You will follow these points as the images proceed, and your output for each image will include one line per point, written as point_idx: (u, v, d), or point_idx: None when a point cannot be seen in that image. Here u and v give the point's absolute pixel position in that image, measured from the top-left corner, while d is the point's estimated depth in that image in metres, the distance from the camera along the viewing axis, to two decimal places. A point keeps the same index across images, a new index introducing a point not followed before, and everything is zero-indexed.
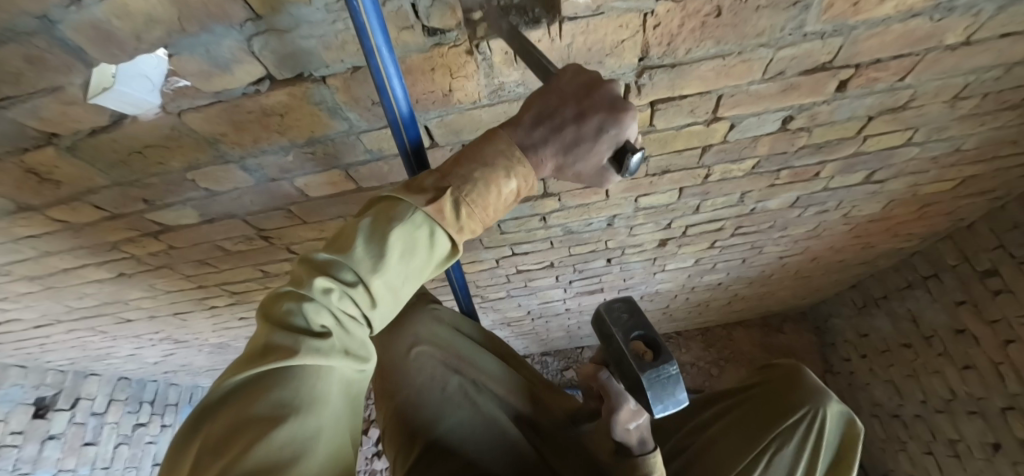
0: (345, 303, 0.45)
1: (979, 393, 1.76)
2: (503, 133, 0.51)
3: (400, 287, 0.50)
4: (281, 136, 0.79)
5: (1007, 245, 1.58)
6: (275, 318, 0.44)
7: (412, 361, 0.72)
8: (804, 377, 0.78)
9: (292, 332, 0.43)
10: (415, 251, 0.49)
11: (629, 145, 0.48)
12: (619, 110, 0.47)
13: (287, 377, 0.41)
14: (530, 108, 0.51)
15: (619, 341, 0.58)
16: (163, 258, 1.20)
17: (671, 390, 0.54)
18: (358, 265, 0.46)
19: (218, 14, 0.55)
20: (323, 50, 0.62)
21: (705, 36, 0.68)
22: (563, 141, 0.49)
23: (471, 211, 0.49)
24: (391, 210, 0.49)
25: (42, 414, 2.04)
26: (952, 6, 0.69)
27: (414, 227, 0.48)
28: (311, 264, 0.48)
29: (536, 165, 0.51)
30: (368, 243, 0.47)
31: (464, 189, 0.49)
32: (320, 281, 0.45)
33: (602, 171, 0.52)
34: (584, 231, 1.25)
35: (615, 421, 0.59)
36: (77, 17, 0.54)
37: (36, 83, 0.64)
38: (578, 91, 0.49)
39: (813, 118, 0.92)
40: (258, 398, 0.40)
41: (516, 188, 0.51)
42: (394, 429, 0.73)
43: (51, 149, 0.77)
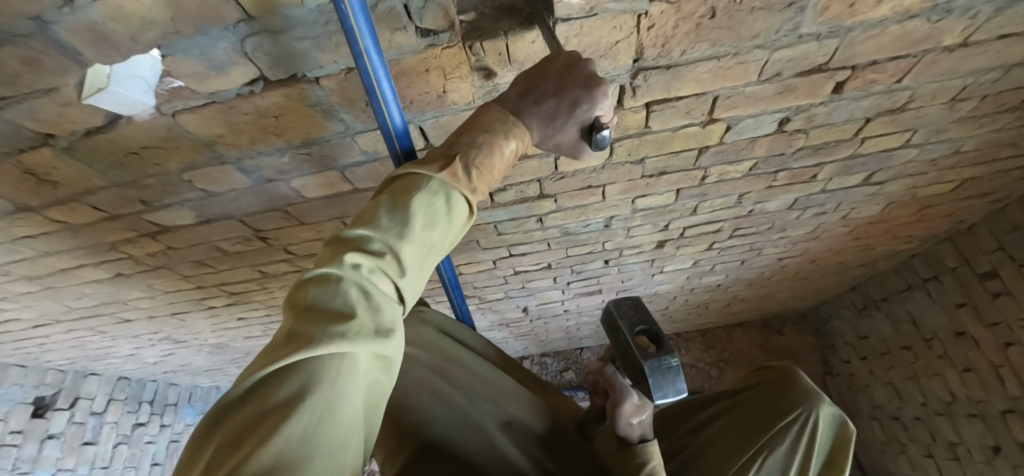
0: (375, 276, 0.41)
1: (979, 395, 1.76)
2: (496, 105, 0.54)
3: (425, 262, 0.46)
4: (277, 138, 0.79)
5: (1008, 247, 1.58)
6: (302, 299, 0.39)
7: (402, 359, 0.73)
8: (797, 380, 0.77)
9: (320, 309, 0.38)
10: (437, 221, 0.46)
11: (597, 122, 0.53)
12: (596, 84, 0.51)
13: (317, 359, 0.36)
14: (518, 84, 0.54)
15: (624, 333, 0.60)
16: (161, 258, 1.21)
17: (673, 380, 0.54)
18: (385, 236, 0.44)
19: (212, 16, 0.55)
20: (317, 51, 0.62)
21: (700, 38, 0.68)
22: (549, 110, 0.52)
23: (481, 173, 0.49)
24: (408, 184, 0.48)
25: (41, 413, 2.04)
26: (949, 8, 0.68)
27: (433, 195, 0.47)
28: (335, 243, 0.44)
29: (527, 127, 0.53)
30: (391, 214, 0.45)
31: (472, 153, 0.49)
32: (347, 254, 0.41)
33: (578, 143, 0.56)
34: (581, 232, 1.25)
35: (620, 414, 0.59)
36: (71, 18, 0.54)
37: (32, 84, 0.64)
38: (560, 68, 0.53)
39: (810, 120, 0.92)
40: (285, 385, 0.34)
41: (515, 149, 0.53)
42: (387, 433, 0.70)
43: (47, 149, 0.77)
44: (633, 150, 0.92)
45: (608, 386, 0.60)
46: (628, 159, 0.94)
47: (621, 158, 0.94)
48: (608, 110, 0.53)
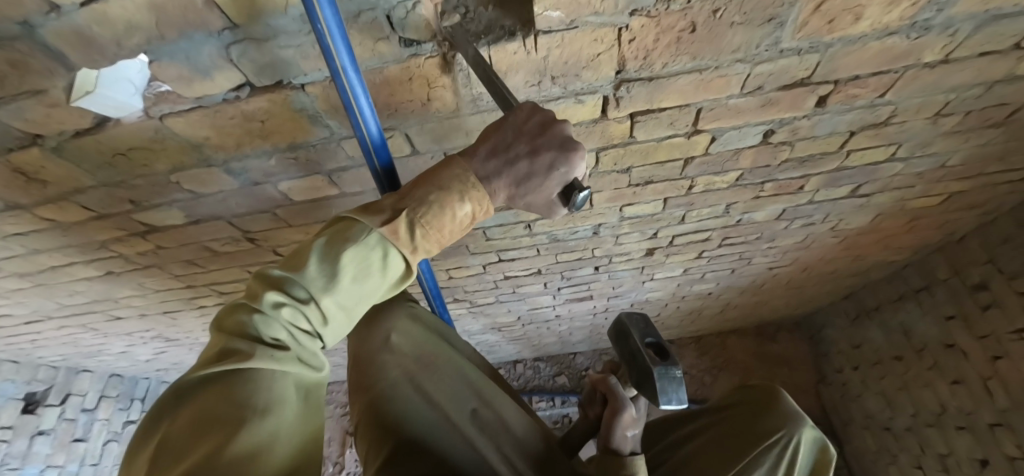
0: (298, 318, 0.50)
1: (969, 407, 1.76)
2: (460, 160, 0.57)
3: (353, 305, 0.54)
4: (263, 142, 0.79)
5: (998, 260, 1.59)
6: (235, 326, 0.49)
7: (388, 353, 0.66)
8: (779, 400, 0.79)
9: (246, 341, 0.48)
10: (366, 272, 0.53)
11: (576, 182, 0.54)
12: (569, 149, 0.53)
13: (240, 380, 0.46)
14: (487, 140, 0.57)
15: (635, 343, 0.62)
16: (151, 257, 1.21)
17: (676, 390, 0.57)
18: (312, 282, 0.51)
19: (196, 23, 0.56)
20: (300, 59, 0.63)
21: (681, 51, 0.68)
22: (519, 175, 0.55)
23: (426, 232, 0.55)
24: (345, 231, 0.54)
25: (32, 409, 2.04)
26: (927, 25, 0.70)
27: (367, 249, 0.53)
28: (267, 278, 0.52)
29: (493, 191, 0.57)
30: (322, 262, 0.52)
31: (419, 211, 0.54)
32: (273, 296, 0.50)
33: (550, 202, 0.59)
34: (569, 239, 1.25)
35: (618, 424, 0.61)
36: (57, 23, 0.55)
37: (20, 86, 0.65)
38: (533, 127, 0.55)
39: (795, 132, 0.93)
40: (217, 396, 0.45)
41: (469, 212, 0.57)
42: (364, 429, 0.64)
43: (37, 149, 0.78)
44: (619, 160, 0.93)
45: (610, 394, 0.63)
46: (614, 168, 0.95)
47: (606, 167, 0.95)
48: (583, 170, 0.56)
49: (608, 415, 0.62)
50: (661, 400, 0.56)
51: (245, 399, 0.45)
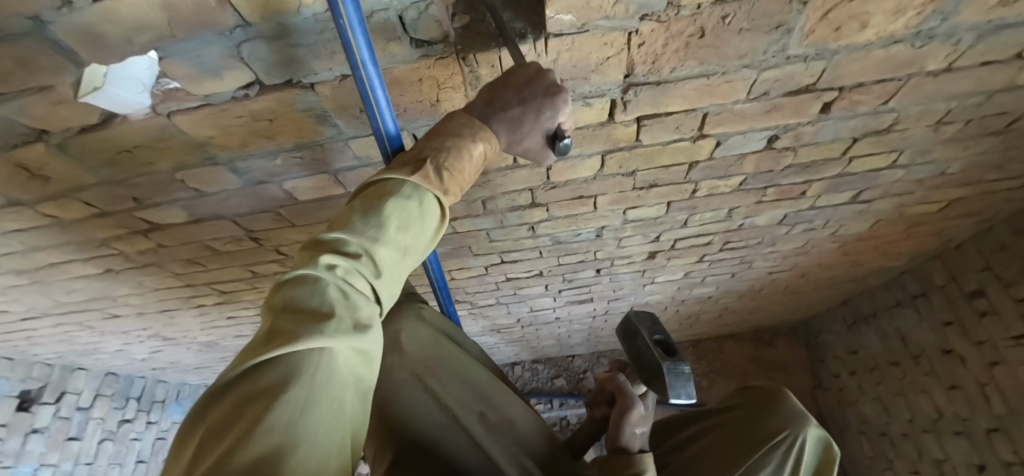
0: (355, 278, 0.43)
1: (965, 413, 1.77)
2: (462, 112, 0.59)
3: (400, 261, 0.49)
4: (269, 141, 0.79)
5: (994, 267, 1.60)
6: (284, 300, 0.41)
7: (395, 355, 0.65)
8: (782, 401, 0.79)
9: (301, 310, 0.39)
10: (410, 223, 0.49)
11: (558, 131, 0.59)
12: (556, 93, 0.56)
13: (297, 357, 0.36)
14: (483, 93, 0.59)
15: (643, 341, 0.65)
16: (151, 256, 1.20)
17: (684, 384, 0.59)
18: (361, 238, 0.46)
19: (206, 22, 0.56)
20: (311, 58, 0.63)
21: (688, 57, 0.69)
22: (515, 118, 0.57)
23: (451, 176, 0.54)
24: (381, 190, 0.51)
25: (26, 407, 2.02)
26: (932, 34, 0.71)
27: (407, 200, 0.50)
28: (310, 247, 0.46)
29: (493, 134, 0.58)
30: (366, 218, 0.48)
31: (441, 157, 0.53)
32: (325, 257, 0.43)
33: (542, 148, 0.61)
34: (572, 241, 1.26)
35: (627, 422, 0.63)
36: (67, 19, 0.55)
37: (26, 82, 0.64)
38: (523, 76, 0.57)
39: (798, 138, 0.93)
40: (278, 382, 0.35)
41: (482, 153, 0.57)
42: (375, 430, 0.64)
43: (40, 145, 0.78)
44: (623, 163, 0.93)
45: (618, 393, 0.65)
46: (619, 171, 0.95)
47: (611, 170, 0.95)
48: (568, 116, 0.59)
49: (618, 413, 0.64)
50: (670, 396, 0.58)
51: (316, 376, 0.36)
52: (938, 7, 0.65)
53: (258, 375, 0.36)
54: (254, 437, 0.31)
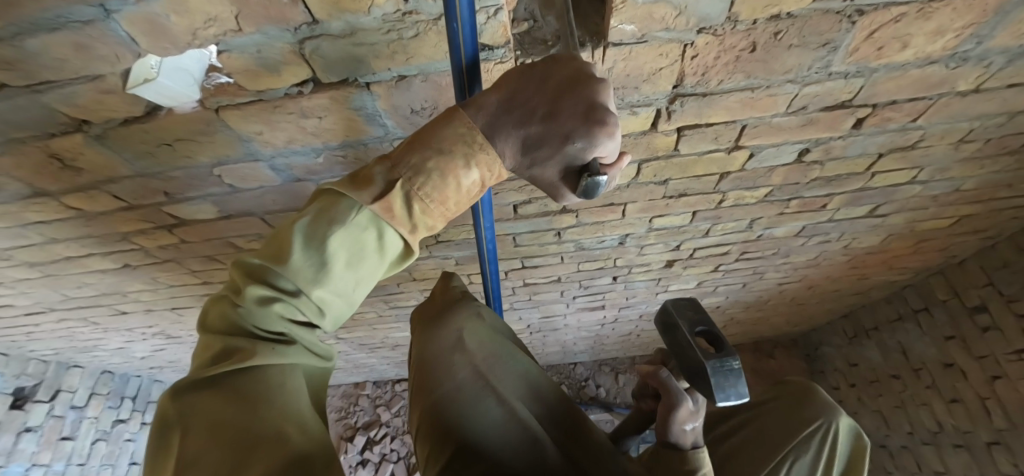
0: (292, 313, 0.45)
1: (966, 426, 1.81)
2: (469, 113, 0.47)
3: (349, 292, 0.48)
4: (315, 139, 0.79)
5: (997, 283, 1.65)
6: (226, 321, 0.45)
7: (460, 353, 0.61)
8: (816, 394, 0.81)
9: (248, 338, 0.44)
10: (361, 258, 0.46)
11: (595, 165, 0.45)
12: (597, 122, 0.43)
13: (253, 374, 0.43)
14: (503, 92, 0.47)
15: (681, 331, 0.51)
16: (172, 251, 1.19)
17: (735, 383, 0.47)
18: (298, 274, 0.44)
19: (276, 17, 0.56)
20: (372, 57, 0.63)
21: (737, 70, 0.71)
22: (528, 139, 0.46)
23: (423, 208, 0.47)
24: (331, 210, 0.46)
25: (20, 405, 1.97)
26: (966, 56, 0.73)
27: (360, 230, 0.45)
28: (247, 269, 0.46)
29: (499, 154, 0.48)
30: (307, 250, 0.44)
31: (416, 182, 0.46)
32: (257, 292, 0.43)
33: (559, 182, 0.49)
34: (594, 248, 1.27)
35: (674, 420, 0.55)
36: (133, 9, 0.55)
37: (77, 70, 0.63)
38: (558, 88, 0.45)
39: (827, 152, 0.96)
40: (230, 398, 0.42)
41: (477, 178, 0.48)
42: (422, 433, 0.57)
43: (79, 136, 0.76)
44: (658, 172, 0.95)
45: (662, 389, 0.56)
46: (652, 180, 0.97)
47: (645, 179, 0.97)
48: (614, 150, 0.45)
49: (663, 410, 0.56)
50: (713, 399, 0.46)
51: (266, 395, 0.42)
52: (976, 31, 0.68)
53: (212, 387, 0.43)
54: (215, 446, 0.39)
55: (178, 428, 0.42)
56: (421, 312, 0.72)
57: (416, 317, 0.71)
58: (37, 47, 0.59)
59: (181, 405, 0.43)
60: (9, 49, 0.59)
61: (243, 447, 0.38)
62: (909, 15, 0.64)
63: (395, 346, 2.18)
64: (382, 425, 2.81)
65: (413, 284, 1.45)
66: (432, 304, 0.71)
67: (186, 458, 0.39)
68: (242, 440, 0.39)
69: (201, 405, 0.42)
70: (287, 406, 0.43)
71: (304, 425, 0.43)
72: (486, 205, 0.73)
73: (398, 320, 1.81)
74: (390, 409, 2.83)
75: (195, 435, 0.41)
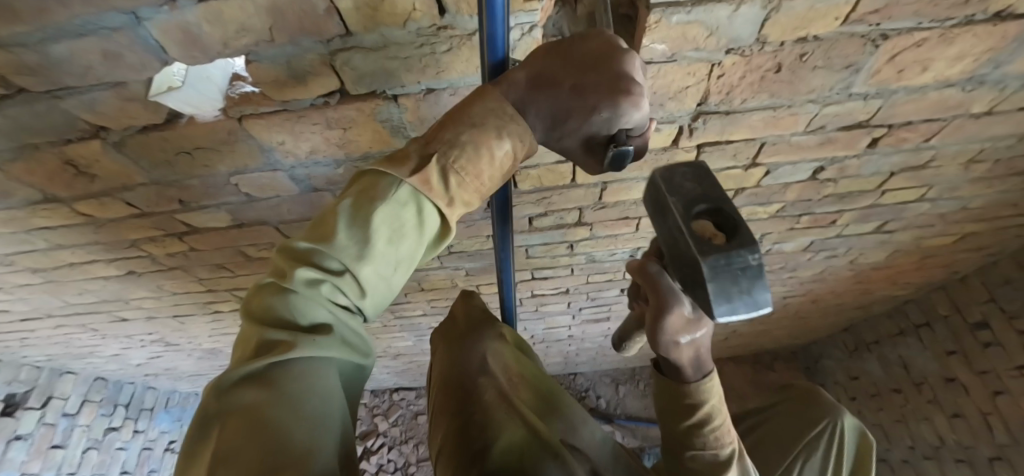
0: (334, 296, 0.43)
1: (967, 441, 1.81)
2: (498, 90, 0.46)
3: (390, 275, 0.46)
4: (338, 150, 0.79)
5: (999, 299, 1.67)
6: (265, 312, 0.43)
7: (484, 376, 0.55)
8: (819, 395, 0.86)
9: (286, 329, 0.41)
10: (405, 234, 0.44)
11: (621, 135, 0.44)
12: (623, 91, 0.41)
13: (288, 369, 0.40)
14: (530, 67, 0.46)
15: (672, 217, 0.39)
16: (180, 259, 1.17)
17: (739, 274, 0.36)
18: (342, 253, 0.43)
19: (310, 28, 0.56)
20: (403, 71, 0.63)
21: (761, 89, 0.72)
22: (556, 113, 0.45)
23: (460, 181, 0.45)
24: (372, 190, 0.44)
25: (10, 412, 1.93)
26: (983, 80, 0.75)
27: (401, 207, 0.44)
28: (291, 254, 0.45)
29: (527, 126, 0.47)
30: (351, 228, 0.43)
31: (452, 155, 0.44)
32: (301, 272, 0.42)
33: (586, 154, 0.48)
34: (605, 260, 1.27)
35: (664, 329, 0.44)
36: (165, 18, 0.54)
37: (101, 78, 0.62)
38: (586, 59, 0.43)
39: (841, 171, 0.97)
40: (264, 393, 0.39)
41: (510, 150, 0.47)
42: (444, 461, 0.50)
43: (97, 142, 0.75)
44: None
45: (649, 288, 0.45)
46: None
47: None
48: (641, 121, 0.44)
49: (650, 317, 0.44)
50: (705, 162, 0.42)
51: (299, 395, 0.39)
52: (994, 56, 0.69)
53: (246, 381, 0.40)
54: (243, 447, 0.36)
55: (211, 420, 0.39)
56: (444, 330, 0.68)
57: (438, 337, 0.67)
58: (62, 54, 0.58)
59: (211, 399, 0.40)
60: (35, 56, 0.58)
61: (271, 454, 0.35)
62: (931, 40, 0.65)
63: (397, 355, 2.16)
64: (380, 435, 2.77)
65: (421, 294, 1.44)
66: (456, 324, 0.67)
67: (210, 460, 0.36)
68: (267, 452, 0.35)
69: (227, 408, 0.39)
70: (318, 415, 0.40)
71: (329, 438, 0.40)
72: (508, 220, 0.71)
73: (402, 330, 1.79)
74: (387, 418, 2.79)
75: (226, 431, 0.37)
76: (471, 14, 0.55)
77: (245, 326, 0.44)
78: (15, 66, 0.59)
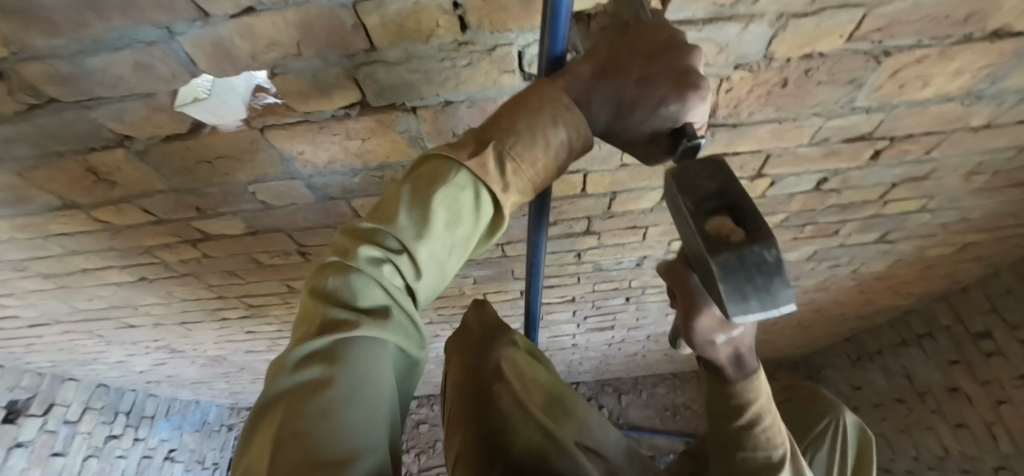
0: (394, 277, 0.44)
1: (971, 451, 1.79)
2: (561, 81, 0.44)
3: (445, 258, 0.47)
4: (356, 160, 0.81)
5: (1001, 309, 1.70)
6: (328, 293, 0.44)
7: (499, 381, 0.52)
8: (820, 397, 0.81)
9: (349, 308, 0.43)
10: (461, 217, 0.45)
11: (691, 128, 0.40)
12: (693, 84, 0.38)
13: (342, 357, 0.40)
14: (589, 59, 0.44)
15: None
16: (192, 266, 1.19)
17: None
18: (402, 232, 0.44)
19: (338, 44, 0.58)
20: (424, 83, 0.65)
21: (768, 103, 0.74)
22: (619, 104, 0.42)
23: (517, 168, 0.43)
24: (434, 172, 0.45)
25: (12, 419, 1.94)
26: (981, 95, 0.77)
27: (458, 189, 0.44)
28: (359, 233, 0.47)
29: (587, 117, 0.44)
30: (411, 208, 0.45)
31: (509, 141, 0.43)
32: (365, 249, 0.44)
33: (649, 148, 0.44)
34: (612, 269, 1.29)
35: None
36: (199, 32, 0.56)
37: (132, 88, 0.64)
38: (652, 50, 0.40)
39: (845, 181, 0.99)
40: (325, 377, 0.39)
41: (566, 139, 0.44)
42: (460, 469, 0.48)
43: (121, 151, 0.77)
44: None
45: None
46: None
47: None
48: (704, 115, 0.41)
49: None
50: None
51: (352, 383, 0.40)
52: (993, 72, 0.72)
53: (312, 360, 0.41)
54: (298, 437, 0.36)
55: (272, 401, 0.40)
56: (459, 338, 0.64)
57: (453, 345, 0.64)
58: (96, 65, 0.60)
59: (276, 380, 0.41)
60: (70, 67, 0.60)
61: (320, 450, 0.35)
62: (931, 56, 0.68)
63: None
64: None
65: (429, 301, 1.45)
66: (471, 334, 0.61)
67: (272, 438, 0.37)
68: (321, 444, 0.36)
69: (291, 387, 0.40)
70: (367, 406, 0.40)
71: (373, 430, 0.39)
72: (542, 225, 0.72)
73: None
74: None
75: (285, 413, 0.38)
76: (492, 31, 0.58)
77: (305, 310, 0.45)
78: (49, 77, 0.61)
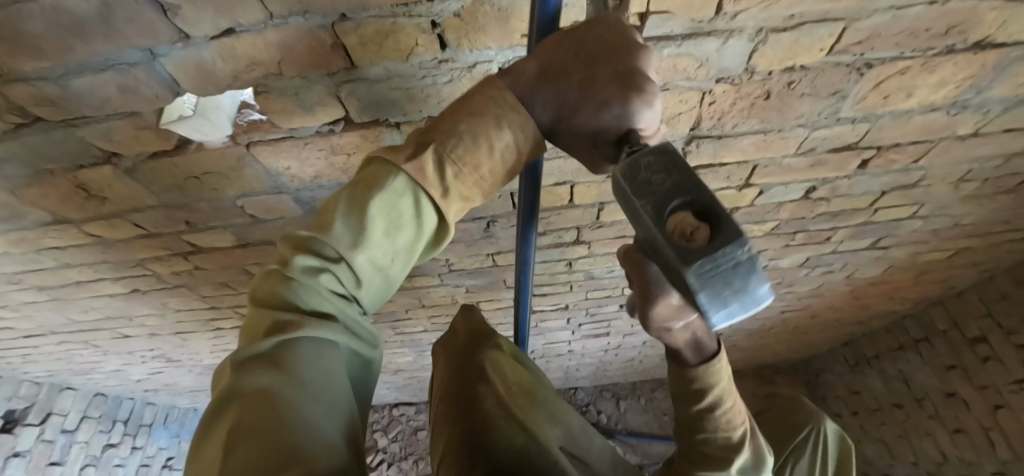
0: (334, 286, 0.45)
1: (970, 457, 1.79)
2: (504, 80, 0.45)
3: (387, 264, 0.48)
4: (342, 175, 0.81)
5: (996, 314, 1.69)
6: (275, 297, 0.45)
7: (485, 382, 0.49)
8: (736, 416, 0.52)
9: (297, 311, 0.45)
10: (400, 224, 0.46)
11: (635, 135, 0.38)
12: (637, 87, 0.38)
13: (299, 360, 0.42)
14: (540, 58, 0.43)
15: None
16: (185, 278, 1.19)
17: None
18: (339, 241, 0.45)
19: (318, 64, 0.59)
20: (406, 101, 0.66)
21: (752, 115, 0.74)
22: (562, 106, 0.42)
23: (457, 171, 0.44)
24: (373, 179, 0.46)
25: (8, 428, 1.94)
26: (966, 105, 0.77)
27: (397, 196, 0.44)
28: (297, 242, 0.48)
29: (530, 119, 0.45)
30: (349, 217, 0.45)
31: (449, 142, 0.44)
32: (301, 258, 0.45)
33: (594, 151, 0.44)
34: (604, 277, 1.29)
35: None
36: (180, 54, 0.56)
37: (117, 108, 0.65)
38: (598, 50, 0.40)
39: (833, 190, 0.99)
40: (280, 378, 0.40)
41: (512, 143, 0.45)
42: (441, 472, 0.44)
43: (109, 168, 0.78)
44: None
45: None
46: None
47: None
48: (655, 122, 0.40)
49: None
50: None
51: (307, 381, 0.41)
52: (976, 82, 0.72)
53: (259, 362, 0.42)
54: (252, 430, 0.36)
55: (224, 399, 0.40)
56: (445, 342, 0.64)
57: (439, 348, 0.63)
58: (80, 87, 0.60)
59: (229, 383, 0.41)
60: (56, 88, 0.60)
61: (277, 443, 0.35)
62: (913, 68, 0.68)
63: (398, 371, 2.16)
64: (380, 451, 2.75)
65: (422, 310, 1.45)
66: (456, 338, 0.61)
67: (221, 440, 0.37)
68: (279, 436, 0.36)
69: (243, 386, 0.40)
70: (327, 404, 0.41)
71: (331, 428, 0.40)
72: (532, 240, 0.73)
73: (404, 346, 1.80)
74: (387, 434, 2.77)
75: (236, 413, 0.38)
76: (471, 49, 0.58)
77: (256, 313, 0.46)
78: (35, 98, 0.62)
